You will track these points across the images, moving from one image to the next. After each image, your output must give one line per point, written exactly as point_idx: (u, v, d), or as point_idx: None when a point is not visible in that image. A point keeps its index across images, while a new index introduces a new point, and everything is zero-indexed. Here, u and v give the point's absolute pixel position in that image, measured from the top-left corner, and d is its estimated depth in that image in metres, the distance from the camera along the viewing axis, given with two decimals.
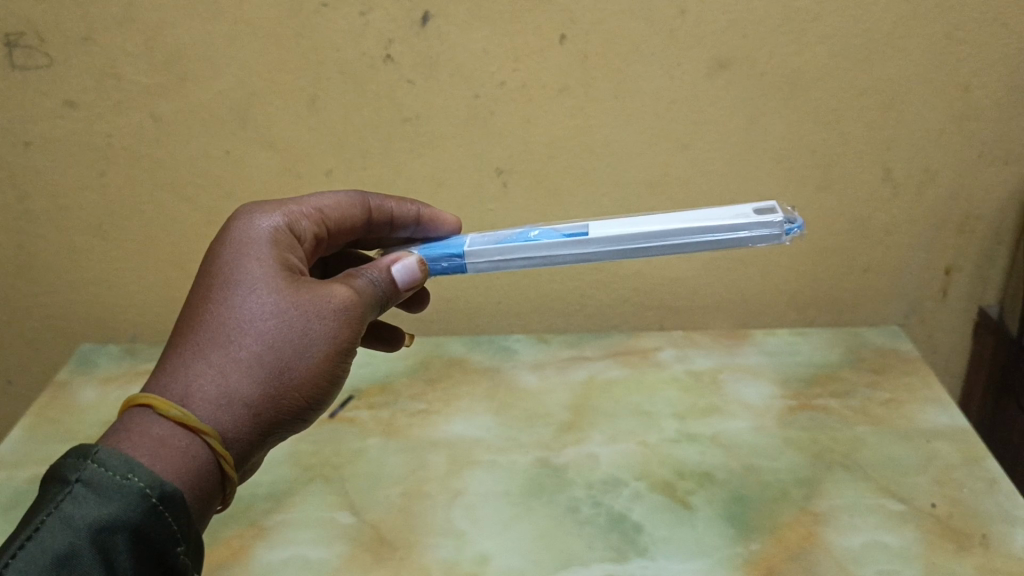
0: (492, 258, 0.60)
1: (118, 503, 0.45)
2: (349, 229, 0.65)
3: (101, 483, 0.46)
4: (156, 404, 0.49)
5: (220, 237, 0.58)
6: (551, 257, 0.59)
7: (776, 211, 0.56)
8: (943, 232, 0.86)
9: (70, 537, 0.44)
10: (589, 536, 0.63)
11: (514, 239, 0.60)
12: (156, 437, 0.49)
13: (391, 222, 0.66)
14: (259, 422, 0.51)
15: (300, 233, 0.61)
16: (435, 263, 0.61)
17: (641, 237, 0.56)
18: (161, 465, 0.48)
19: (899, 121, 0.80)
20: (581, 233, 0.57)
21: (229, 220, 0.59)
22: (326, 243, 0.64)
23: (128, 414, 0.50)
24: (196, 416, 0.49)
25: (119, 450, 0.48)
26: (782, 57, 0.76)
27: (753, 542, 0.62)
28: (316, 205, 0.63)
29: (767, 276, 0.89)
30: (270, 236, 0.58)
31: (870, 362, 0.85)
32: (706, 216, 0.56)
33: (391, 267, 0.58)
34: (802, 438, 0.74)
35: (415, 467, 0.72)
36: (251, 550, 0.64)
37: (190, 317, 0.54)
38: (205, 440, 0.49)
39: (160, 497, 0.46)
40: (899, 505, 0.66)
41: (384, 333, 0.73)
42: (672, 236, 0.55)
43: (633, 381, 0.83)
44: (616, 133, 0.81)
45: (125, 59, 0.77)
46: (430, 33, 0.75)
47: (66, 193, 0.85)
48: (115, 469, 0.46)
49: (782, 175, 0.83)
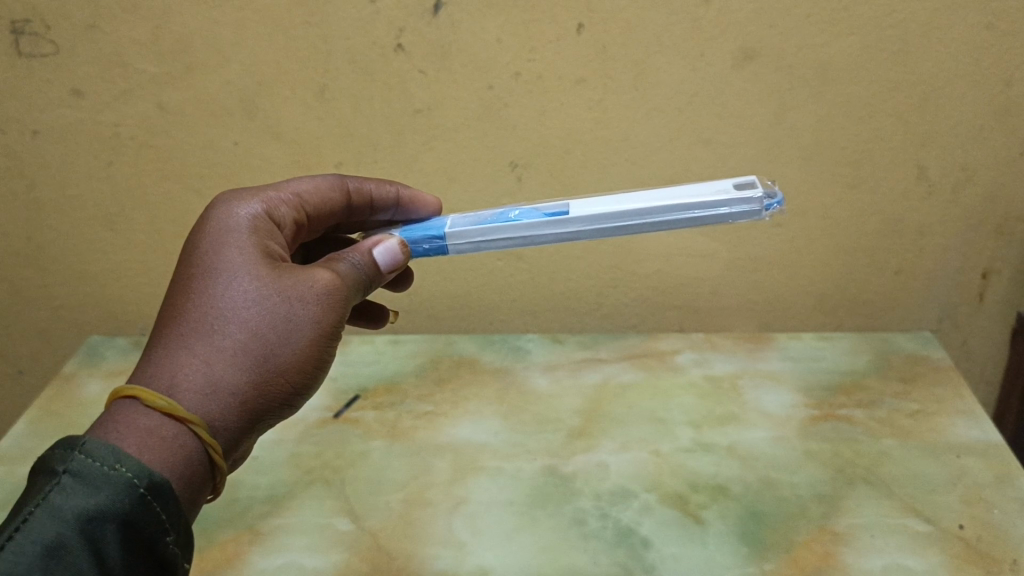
0: (472, 239, 0.58)
1: (106, 495, 0.43)
2: (328, 214, 0.63)
3: (90, 474, 0.44)
4: (140, 395, 0.47)
5: (197, 229, 0.55)
6: (532, 237, 0.56)
7: (755, 186, 0.53)
8: (980, 234, 0.82)
9: (58, 529, 0.42)
10: (594, 551, 0.61)
11: (494, 219, 0.57)
12: (143, 428, 0.46)
13: (370, 205, 0.65)
14: (248, 411, 0.49)
15: (280, 219, 0.59)
16: (416, 245, 0.59)
17: (620, 215, 0.54)
18: (149, 456, 0.45)
19: (934, 116, 0.76)
20: (561, 213, 0.55)
21: (207, 210, 0.57)
22: (306, 229, 0.62)
23: (113, 407, 0.48)
24: (183, 405, 0.47)
25: (106, 441, 0.45)
26: (811, 49, 0.72)
27: (766, 562, 0.59)
28: (294, 190, 0.61)
29: (792, 277, 0.86)
30: (250, 224, 0.56)
31: (899, 370, 0.81)
32: (685, 192, 0.54)
33: (373, 250, 0.56)
34: (823, 450, 0.71)
35: (419, 472, 0.70)
36: (245, 556, 0.62)
37: (172, 307, 0.51)
38: (193, 429, 0.47)
39: (149, 487, 0.44)
40: (924, 526, 0.62)
41: (369, 312, 0.71)
42: (653, 214, 0.53)
43: (648, 385, 0.81)
44: (636, 127, 0.77)
45: (130, 46, 0.75)
46: (442, 22, 0.72)
47: (74, 183, 0.83)
48: (103, 459, 0.44)
49: (809, 173, 0.79)
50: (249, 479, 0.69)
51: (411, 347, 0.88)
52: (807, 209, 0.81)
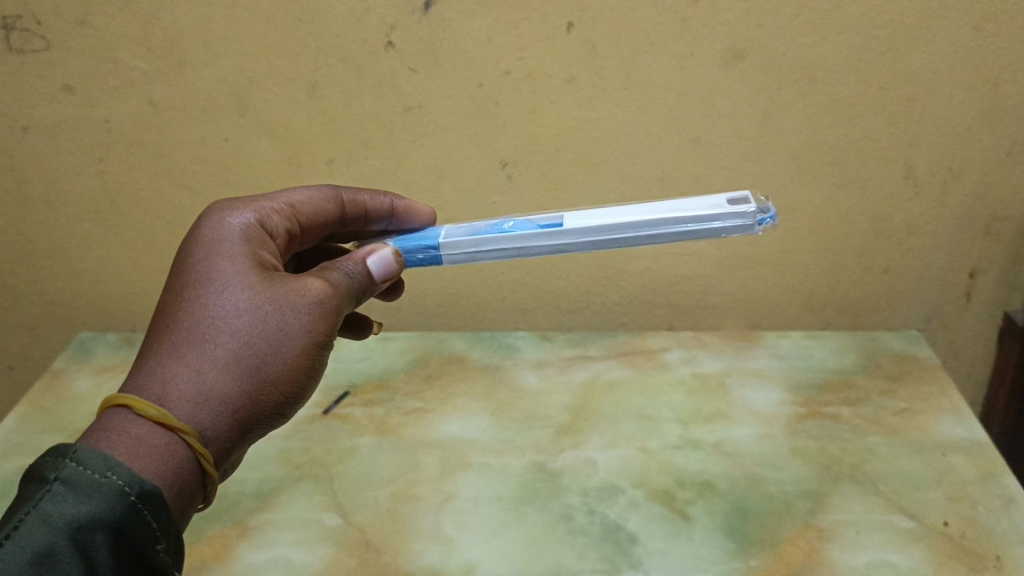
0: (467, 250, 0.58)
1: (96, 502, 0.43)
2: (322, 224, 0.63)
3: (80, 482, 0.44)
4: (131, 403, 0.47)
5: (189, 239, 0.55)
6: (526, 248, 0.57)
7: (748, 201, 0.54)
8: (967, 233, 0.82)
9: (48, 536, 0.42)
10: (581, 546, 0.61)
11: (490, 230, 0.58)
12: (133, 436, 0.46)
13: (364, 216, 0.64)
14: (239, 419, 0.49)
15: (272, 228, 0.59)
16: (410, 254, 0.60)
17: (615, 228, 0.54)
18: (140, 464, 0.45)
19: (922, 117, 0.76)
20: (556, 224, 0.56)
21: (200, 220, 0.57)
22: (299, 239, 0.62)
23: (104, 415, 0.48)
24: (174, 414, 0.47)
25: (97, 449, 0.45)
26: (799, 49, 0.73)
27: (752, 557, 0.60)
28: (287, 201, 0.61)
29: (781, 275, 0.86)
30: (242, 233, 0.56)
31: (886, 368, 0.82)
32: (680, 206, 0.54)
33: (366, 259, 0.56)
34: (809, 447, 0.71)
35: (407, 468, 0.70)
36: (233, 551, 0.62)
37: (164, 316, 0.51)
38: (184, 438, 0.47)
39: (139, 495, 0.44)
40: (909, 522, 0.63)
41: (353, 322, 0.71)
42: (647, 227, 0.54)
43: (637, 383, 0.81)
44: (626, 125, 0.78)
45: (122, 43, 0.75)
46: (433, 19, 0.73)
47: (65, 179, 0.83)
48: (94, 467, 0.44)
49: (798, 172, 0.79)
50: (238, 475, 0.69)
51: (401, 345, 0.88)
52: (795, 208, 0.82)
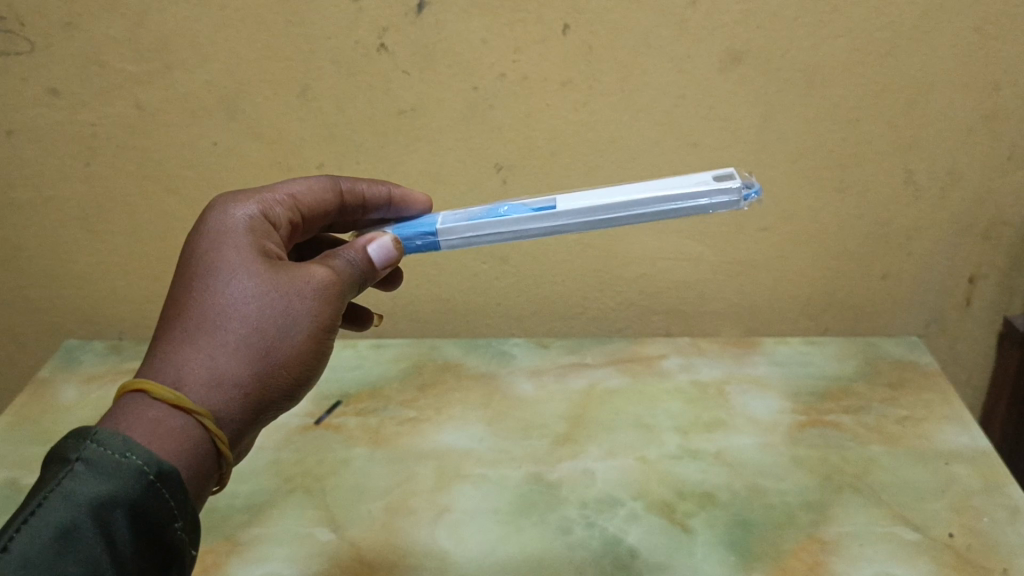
0: (462, 235, 0.57)
1: (116, 479, 0.42)
2: (322, 216, 0.61)
3: (101, 460, 0.43)
4: (146, 387, 0.46)
5: (195, 231, 0.54)
6: (521, 231, 0.55)
7: (733, 178, 0.53)
8: (967, 239, 0.82)
9: (70, 513, 0.41)
10: (580, 561, 0.60)
11: (484, 215, 0.57)
12: (150, 419, 0.45)
13: (362, 205, 0.63)
14: (253, 404, 0.48)
15: (275, 220, 0.57)
16: (407, 242, 0.58)
17: (607, 208, 0.53)
18: (158, 445, 0.44)
19: (922, 120, 0.75)
20: (547, 207, 0.54)
21: (204, 211, 0.55)
22: (300, 230, 0.61)
23: (119, 401, 0.47)
24: (188, 398, 0.46)
25: (115, 431, 0.44)
26: (799, 52, 0.72)
27: (754, 571, 0.58)
28: (288, 192, 0.59)
29: (779, 280, 0.85)
30: (247, 224, 0.54)
31: (886, 375, 0.81)
32: (669, 184, 0.53)
33: (367, 247, 0.54)
34: (811, 457, 0.70)
35: (401, 480, 0.68)
36: (223, 566, 0.60)
37: (174, 303, 0.50)
38: (200, 421, 0.45)
39: (158, 473, 0.43)
40: (914, 534, 0.62)
41: (350, 316, 0.69)
42: (639, 205, 0.52)
43: (635, 391, 0.79)
44: (623, 129, 0.76)
45: (108, 45, 0.73)
46: (426, 21, 0.71)
47: (51, 183, 0.81)
48: (113, 446, 0.43)
49: (796, 177, 0.78)
50: (228, 487, 0.68)
51: (395, 352, 0.87)
52: (793, 214, 0.80)
